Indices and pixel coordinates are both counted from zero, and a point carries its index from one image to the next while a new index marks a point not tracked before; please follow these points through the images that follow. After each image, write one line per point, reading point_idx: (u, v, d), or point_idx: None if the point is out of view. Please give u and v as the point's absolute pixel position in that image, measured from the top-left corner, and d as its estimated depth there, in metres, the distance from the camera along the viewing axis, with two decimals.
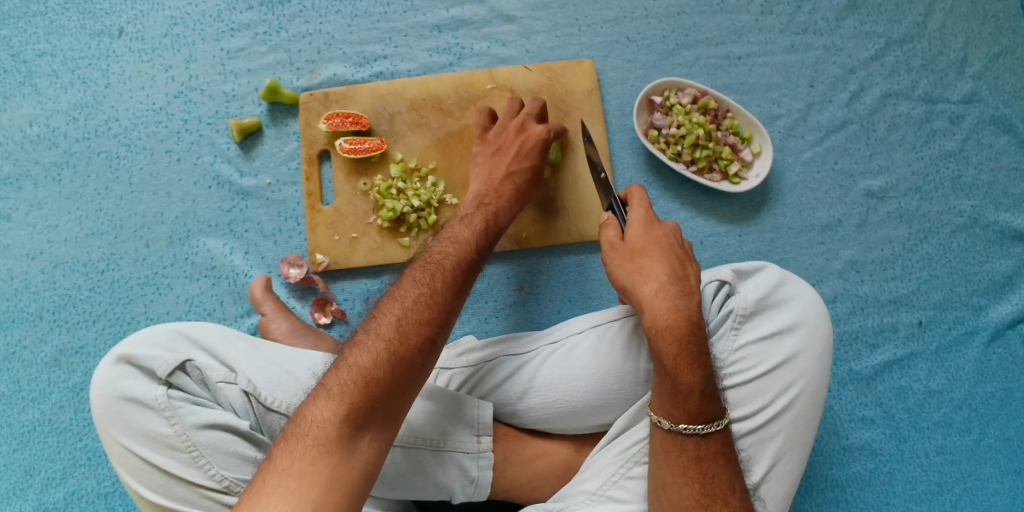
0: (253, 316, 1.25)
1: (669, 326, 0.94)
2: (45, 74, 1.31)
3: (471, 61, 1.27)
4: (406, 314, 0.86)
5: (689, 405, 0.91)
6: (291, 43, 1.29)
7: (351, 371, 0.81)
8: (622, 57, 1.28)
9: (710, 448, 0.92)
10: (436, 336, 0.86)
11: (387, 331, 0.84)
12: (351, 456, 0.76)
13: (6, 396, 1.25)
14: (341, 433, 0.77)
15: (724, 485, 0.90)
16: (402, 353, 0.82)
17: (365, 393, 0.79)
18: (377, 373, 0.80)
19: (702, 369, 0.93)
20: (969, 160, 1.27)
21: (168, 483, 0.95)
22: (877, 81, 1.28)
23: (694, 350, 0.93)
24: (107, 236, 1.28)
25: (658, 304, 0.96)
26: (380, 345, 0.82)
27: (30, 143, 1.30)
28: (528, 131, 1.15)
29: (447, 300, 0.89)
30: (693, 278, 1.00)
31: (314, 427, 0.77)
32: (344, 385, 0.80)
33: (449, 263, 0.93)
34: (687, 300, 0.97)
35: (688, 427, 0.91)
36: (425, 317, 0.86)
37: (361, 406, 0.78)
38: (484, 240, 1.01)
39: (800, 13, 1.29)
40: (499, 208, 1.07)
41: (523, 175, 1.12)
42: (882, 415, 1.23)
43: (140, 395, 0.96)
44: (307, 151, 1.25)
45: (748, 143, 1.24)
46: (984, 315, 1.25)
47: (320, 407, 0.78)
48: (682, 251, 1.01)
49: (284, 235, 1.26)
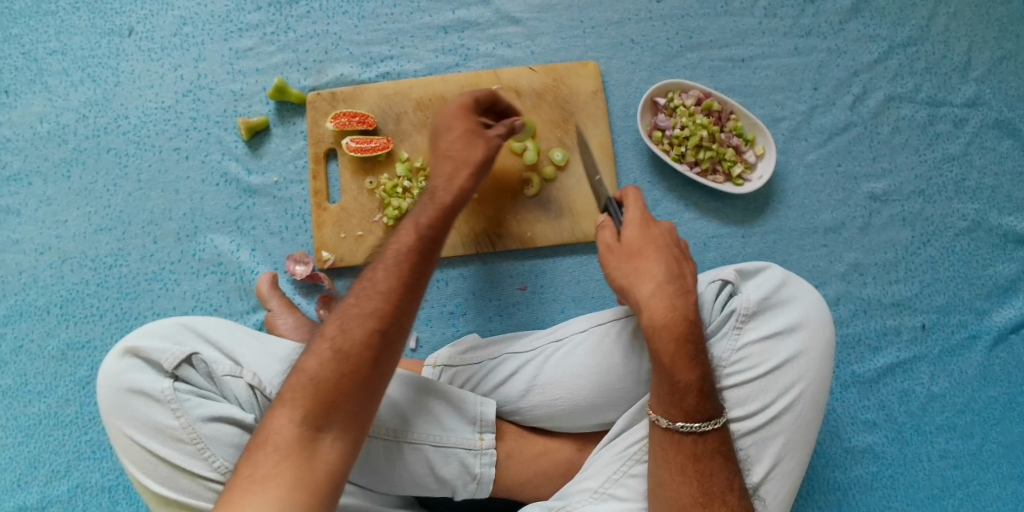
0: (259, 312, 1.26)
1: (667, 326, 0.93)
2: (55, 72, 1.33)
3: (477, 62, 1.28)
4: (350, 311, 0.87)
5: (685, 404, 0.92)
6: (298, 43, 1.30)
7: (301, 377, 0.83)
8: (627, 59, 1.29)
9: (708, 447, 0.92)
10: (386, 326, 0.86)
11: (331, 332, 0.85)
12: (313, 458, 0.78)
13: (13, 389, 1.27)
14: (301, 437, 0.79)
15: (720, 484, 0.91)
16: (346, 349, 0.83)
17: (318, 395, 0.81)
18: (325, 373, 0.82)
19: (700, 368, 0.93)
20: (972, 164, 1.27)
21: (173, 474, 0.96)
22: (881, 84, 1.28)
23: (693, 349, 0.93)
24: (115, 232, 1.29)
25: (654, 306, 0.95)
26: (324, 346, 0.84)
27: (40, 140, 1.32)
28: (443, 110, 1.12)
29: (392, 288, 0.88)
30: (689, 277, 0.99)
31: (273, 435, 0.79)
32: (295, 391, 0.82)
33: (390, 252, 0.91)
34: (685, 300, 0.96)
35: (685, 426, 0.92)
36: (370, 310, 0.86)
37: (316, 407, 0.80)
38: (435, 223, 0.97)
39: (803, 17, 1.30)
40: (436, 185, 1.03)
41: (455, 145, 1.08)
42: (885, 418, 1.23)
43: (146, 386, 0.97)
44: (314, 150, 1.26)
45: (751, 145, 1.25)
46: (987, 318, 1.25)
47: (278, 416, 0.81)
48: (680, 251, 1.00)
49: (291, 232, 1.27)
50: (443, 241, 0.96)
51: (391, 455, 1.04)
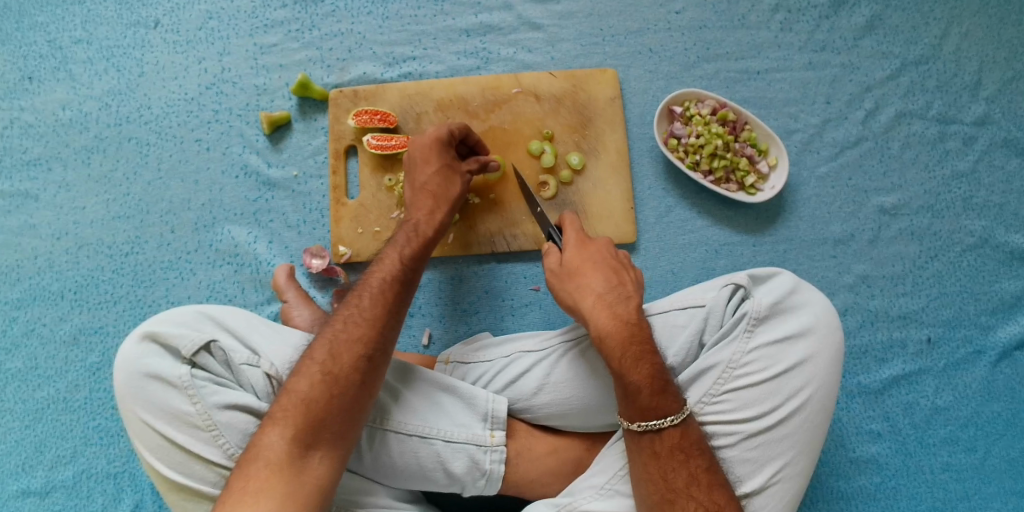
0: (273, 304, 1.27)
1: (612, 332, 0.99)
2: (79, 61, 1.35)
3: (498, 66, 1.31)
4: (338, 337, 0.95)
5: (641, 402, 0.94)
6: (322, 41, 1.33)
7: (291, 397, 0.90)
8: (645, 68, 1.32)
9: (667, 445, 0.94)
10: (373, 352, 0.94)
11: (321, 355, 0.93)
12: (302, 473, 0.86)
13: (24, 372, 1.28)
14: (291, 455, 0.86)
15: (682, 479, 0.92)
16: (336, 372, 0.92)
17: (310, 414, 0.89)
18: (315, 394, 0.90)
19: (648, 365, 0.96)
20: (981, 181, 1.30)
21: (187, 461, 0.97)
22: (893, 100, 1.31)
23: (639, 348, 0.98)
24: (133, 220, 1.31)
25: (596, 317, 1.02)
26: (315, 369, 0.92)
27: (62, 126, 1.34)
28: (413, 142, 1.17)
29: (377, 315, 0.97)
30: (629, 284, 1.06)
31: (264, 452, 0.86)
32: (286, 410, 0.89)
33: (374, 283, 1.00)
34: (625, 305, 1.02)
35: (643, 425, 0.94)
36: (357, 336, 0.95)
37: (306, 426, 0.88)
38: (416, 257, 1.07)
39: (818, 32, 1.32)
40: (419, 220, 1.11)
41: (431, 182, 1.14)
42: (889, 429, 1.25)
43: (163, 372, 0.97)
44: (335, 146, 1.28)
45: (765, 155, 1.27)
46: (992, 334, 1.27)
47: (267, 433, 0.88)
48: (617, 263, 1.08)
49: (308, 226, 1.29)
50: (423, 267, 1.07)
51: (396, 448, 1.05)
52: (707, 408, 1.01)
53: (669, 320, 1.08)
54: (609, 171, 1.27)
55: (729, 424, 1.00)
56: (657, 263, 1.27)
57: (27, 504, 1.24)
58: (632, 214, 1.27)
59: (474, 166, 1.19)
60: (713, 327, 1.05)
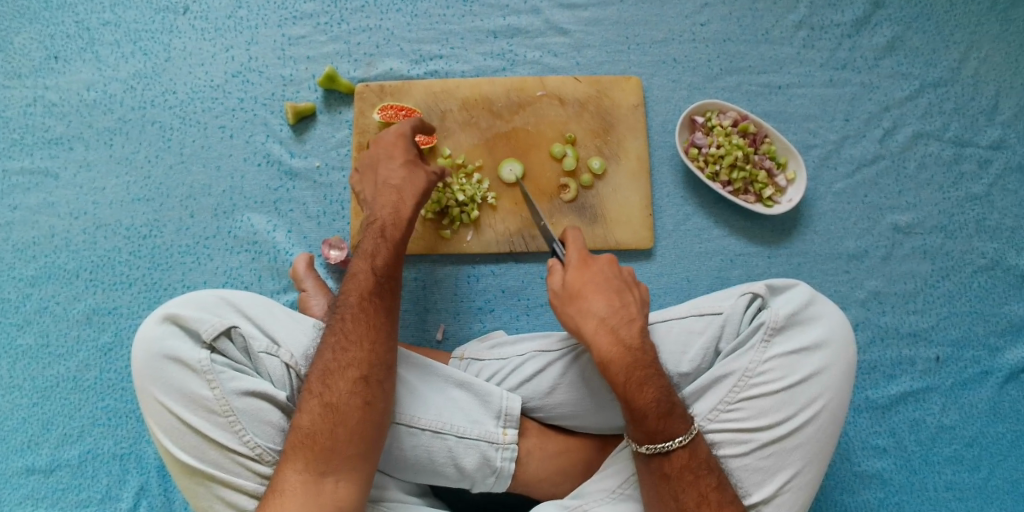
0: (289, 293, 1.28)
1: (615, 359, 0.97)
2: (107, 42, 1.36)
3: (524, 68, 1.32)
4: (330, 365, 0.94)
5: (649, 426, 0.95)
6: (351, 35, 1.34)
7: (297, 433, 0.90)
8: (668, 77, 1.33)
9: (676, 466, 0.95)
10: (366, 372, 0.94)
11: (317, 387, 0.92)
12: (319, 500, 0.87)
13: (35, 349, 1.28)
14: (306, 483, 0.87)
15: (692, 499, 0.93)
16: (334, 402, 0.91)
17: (318, 446, 0.89)
18: (319, 427, 0.90)
19: (653, 389, 0.96)
20: (994, 204, 1.31)
21: (200, 445, 0.94)
22: (911, 120, 1.33)
23: (643, 373, 0.96)
24: (152, 203, 1.31)
25: (599, 343, 0.99)
26: (314, 402, 0.91)
27: (86, 107, 1.34)
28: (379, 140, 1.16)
29: (363, 334, 0.95)
30: (632, 305, 1.03)
31: (281, 487, 0.87)
32: (296, 444, 0.89)
33: (351, 301, 0.99)
34: (628, 328, 1.00)
35: (651, 448, 0.95)
36: (347, 362, 0.94)
37: (317, 455, 0.88)
38: (394, 262, 1.04)
39: (840, 50, 1.34)
40: (383, 219, 1.08)
41: (393, 175, 1.13)
42: (895, 445, 1.26)
43: (182, 355, 0.95)
44: (359, 139, 1.30)
45: (784, 169, 1.28)
46: (999, 356, 1.28)
47: (282, 468, 0.89)
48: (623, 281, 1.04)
49: (328, 217, 1.30)
50: (399, 274, 1.04)
51: (410, 441, 1.04)
52: (721, 416, 1.02)
53: (685, 326, 1.08)
54: (629, 176, 1.29)
55: (742, 432, 1.01)
56: (672, 270, 1.28)
57: (31, 481, 1.23)
58: (650, 220, 1.28)
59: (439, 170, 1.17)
60: (730, 334, 1.06)
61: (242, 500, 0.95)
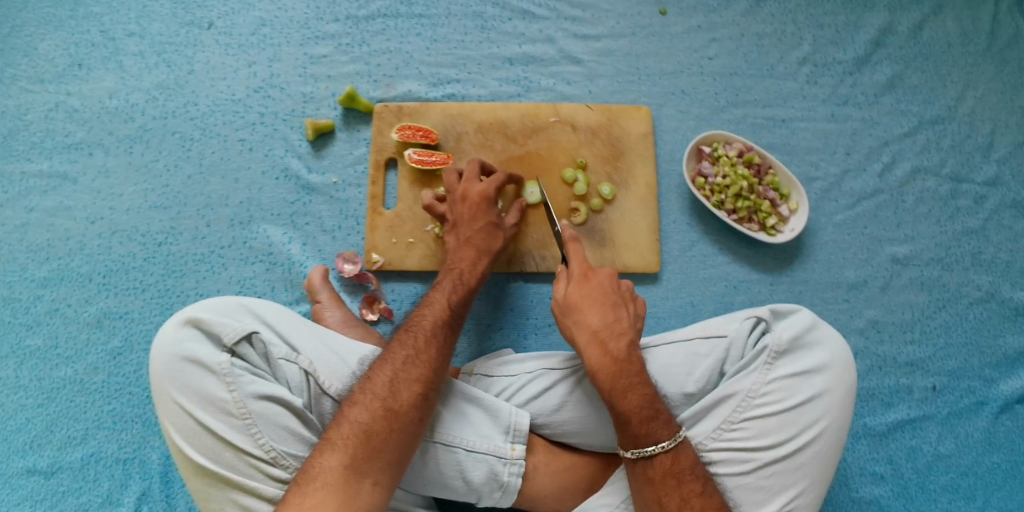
0: (302, 305, 1.30)
1: (601, 368, 1.05)
2: (131, 53, 1.40)
3: (538, 95, 1.37)
4: (398, 374, 0.99)
5: (633, 430, 1.00)
6: (371, 57, 1.38)
7: (351, 426, 0.93)
8: (677, 107, 1.38)
9: (659, 471, 0.98)
10: (428, 392, 0.99)
11: (382, 390, 0.97)
12: (355, 497, 0.89)
13: (44, 350, 1.29)
14: (346, 477, 0.89)
15: (675, 503, 0.96)
16: (397, 408, 0.96)
17: (368, 444, 0.92)
18: (374, 426, 0.93)
19: (637, 396, 1.02)
20: (989, 238, 1.36)
21: (216, 447, 0.96)
22: (909, 155, 1.38)
23: (627, 381, 1.03)
24: (169, 211, 1.34)
25: (588, 353, 1.07)
26: (376, 403, 0.95)
27: (107, 115, 1.38)
28: (466, 192, 1.20)
29: (433, 358, 1.02)
30: (625, 320, 1.10)
31: (322, 475, 0.89)
32: (346, 437, 0.92)
33: (426, 324, 1.06)
34: (618, 342, 1.07)
35: (635, 452, 1.00)
36: (415, 376, 0.99)
37: (364, 454, 0.91)
38: (461, 306, 1.11)
39: (842, 86, 1.39)
40: (465, 269, 1.15)
41: (475, 236, 1.18)
42: (891, 472, 1.28)
43: (202, 357, 0.97)
44: (376, 157, 1.33)
45: (786, 199, 1.33)
46: (994, 387, 1.31)
47: (326, 457, 0.91)
48: (617, 298, 1.11)
49: (343, 232, 1.33)
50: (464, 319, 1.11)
51: (421, 452, 1.07)
52: (724, 435, 1.05)
53: (691, 348, 1.11)
54: (637, 202, 1.32)
55: (744, 451, 1.04)
56: (677, 295, 1.31)
57: (31, 483, 1.24)
58: (657, 245, 1.32)
59: (514, 218, 1.24)
60: (734, 357, 1.09)
61: (253, 502, 0.96)
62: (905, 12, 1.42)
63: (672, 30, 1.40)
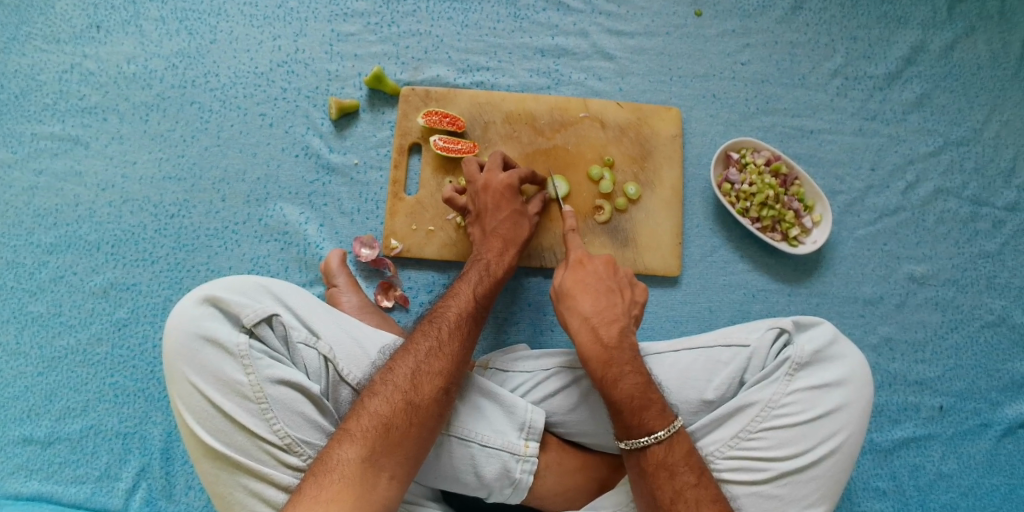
0: (316, 286, 1.28)
1: (590, 354, 1.05)
2: (151, 18, 1.35)
3: (568, 88, 1.35)
4: (421, 366, 0.97)
5: (625, 420, 1.00)
6: (399, 38, 1.35)
7: (371, 418, 0.91)
8: (706, 111, 1.37)
9: (653, 462, 0.98)
10: (451, 387, 0.97)
11: (403, 382, 0.95)
12: (371, 491, 0.87)
13: (46, 318, 1.26)
14: (364, 470, 0.88)
15: (667, 496, 0.95)
16: (417, 401, 0.94)
17: (387, 437, 0.90)
18: (393, 419, 0.92)
19: (627, 385, 1.02)
20: (1005, 263, 1.36)
21: (229, 430, 0.93)
22: (933, 175, 1.38)
23: (617, 370, 1.03)
24: (184, 183, 1.30)
25: (579, 339, 1.07)
26: (397, 395, 0.93)
27: (124, 80, 1.33)
28: (487, 182, 1.17)
29: (455, 350, 1.00)
30: (619, 307, 1.09)
31: (340, 468, 0.87)
32: (365, 429, 0.91)
33: (449, 316, 1.04)
34: (609, 329, 1.07)
35: (629, 442, 1.00)
36: (437, 369, 0.97)
37: (383, 448, 0.89)
38: (486, 298, 1.09)
39: (871, 101, 1.39)
40: (491, 260, 1.13)
41: (501, 226, 1.16)
42: (894, 488, 1.29)
43: (221, 337, 0.94)
44: (400, 141, 1.30)
45: (810, 211, 1.32)
46: (999, 410, 1.32)
47: (344, 449, 0.89)
48: (610, 286, 1.11)
49: (362, 215, 1.30)
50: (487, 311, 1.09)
51: (437, 445, 1.05)
52: (741, 445, 1.04)
53: (712, 356, 1.10)
54: (661, 205, 1.31)
55: (759, 461, 1.04)
56: (695, 299, 1.31)
57: (26, 452, 1.21)
58: (679, 249, 1.31)
59: (536, 207, 1.22)
60: (755, 366, 1.09)
61: (264, 489, 0.93)
62: (939, 31, 1.41)
63: (706, 33, 1.39)
